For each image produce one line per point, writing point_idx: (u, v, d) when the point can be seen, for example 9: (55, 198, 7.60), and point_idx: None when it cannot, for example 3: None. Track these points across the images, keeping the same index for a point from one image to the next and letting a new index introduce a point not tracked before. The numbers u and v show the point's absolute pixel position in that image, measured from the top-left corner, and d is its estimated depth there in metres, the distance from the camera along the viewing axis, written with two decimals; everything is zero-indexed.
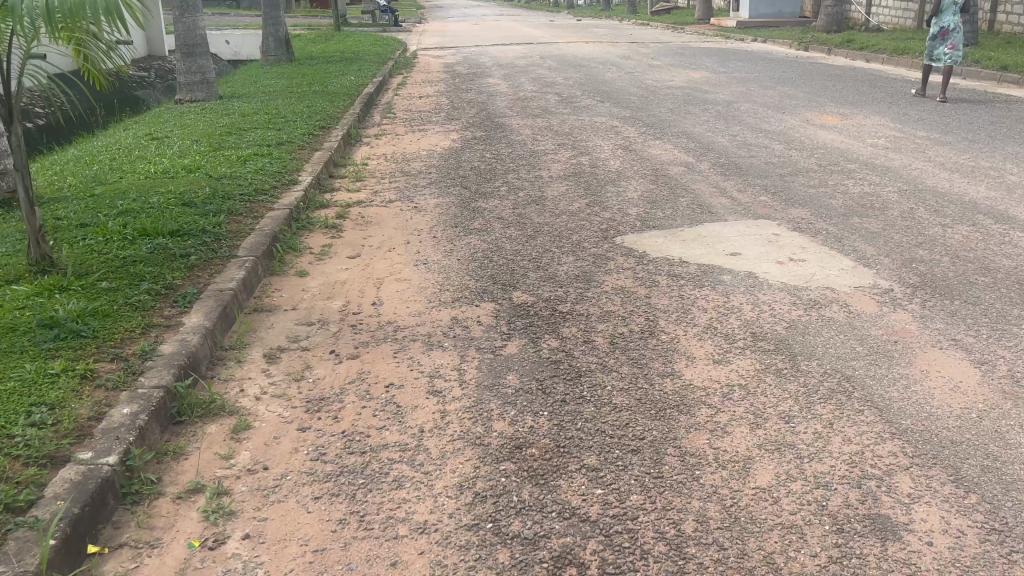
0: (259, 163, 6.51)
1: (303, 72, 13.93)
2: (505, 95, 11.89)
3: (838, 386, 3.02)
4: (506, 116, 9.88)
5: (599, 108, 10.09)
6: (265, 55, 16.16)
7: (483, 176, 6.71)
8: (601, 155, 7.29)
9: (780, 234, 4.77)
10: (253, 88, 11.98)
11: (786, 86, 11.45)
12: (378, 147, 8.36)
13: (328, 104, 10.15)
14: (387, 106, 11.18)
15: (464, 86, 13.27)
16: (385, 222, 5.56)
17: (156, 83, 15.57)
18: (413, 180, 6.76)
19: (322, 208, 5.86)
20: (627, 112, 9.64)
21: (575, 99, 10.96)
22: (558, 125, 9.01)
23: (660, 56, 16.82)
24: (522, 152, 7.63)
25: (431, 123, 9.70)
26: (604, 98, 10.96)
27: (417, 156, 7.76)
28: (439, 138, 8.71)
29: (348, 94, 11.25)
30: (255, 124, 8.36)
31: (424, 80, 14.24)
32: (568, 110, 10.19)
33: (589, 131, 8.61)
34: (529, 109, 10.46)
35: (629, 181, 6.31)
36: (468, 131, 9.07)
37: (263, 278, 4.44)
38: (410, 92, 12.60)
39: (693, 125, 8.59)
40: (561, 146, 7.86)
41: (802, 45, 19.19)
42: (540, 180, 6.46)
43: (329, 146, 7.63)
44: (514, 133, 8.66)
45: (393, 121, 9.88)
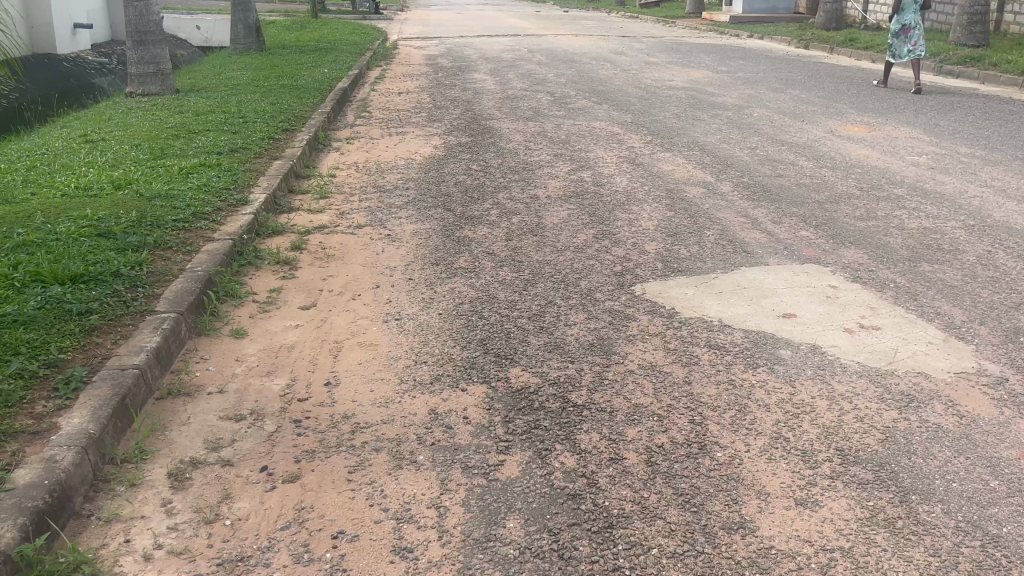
0: (204, 177, 5.52)
1: (273, 63, 12.87)
2: (492, 94, 10.90)
3: (986, 556, 2.10)
4: (494, 119, 8.91)
5: (597, 111, 9.15)
6: (235, 44, 15.07)
7: (469, 196, 5.75)
8: (604, 170, 6.36)
9: (837, 287, 3.86)
10: (216, 81, 10.94)
11: (799, 90, 10.53)
12: (350, 153, 7.37)
13: (296, 102, 9.13)
14: (363, 104, 10.17)
15: (448, 82, 12.25)
16: (350, 257, 4.58)
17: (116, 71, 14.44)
18: (387, 198, 5.78)
19: (275, 236, 4.88)
20: (628, 117, 8.70)
21: (569, 100, 10.01)
22: (553, 131, 8.06)
23: (656, 52, 15.88)
24: (513, 165, 6.67)
25: (411, 125, 8.72)
26: (602, 99, 10.02)
27: (393, 167, 6.78)
28: (420, 144, 7.72)
29: (318, 91, 10.22)
30: (209, 125, 7.35)
31: (404, 74, 13.21)
32: (562, 112, 9.24)
33: (589, 139, 7.67)
34: (519, 110, 9.50)
35: (640, 205, 5.38)
36: (452, 136, 8.09)
37: (187, 340, 3.47)
38: (388, 88, 11.57)
39: (704, 134, 7.67)
40: (558, 157, 6.91)
41: (802, 42, 18.30)
42: (536, 204, 5.51)
43: (291, 154, 6.63)
44: (503, 141, 7.70)
45: (368, 122, 8.87)
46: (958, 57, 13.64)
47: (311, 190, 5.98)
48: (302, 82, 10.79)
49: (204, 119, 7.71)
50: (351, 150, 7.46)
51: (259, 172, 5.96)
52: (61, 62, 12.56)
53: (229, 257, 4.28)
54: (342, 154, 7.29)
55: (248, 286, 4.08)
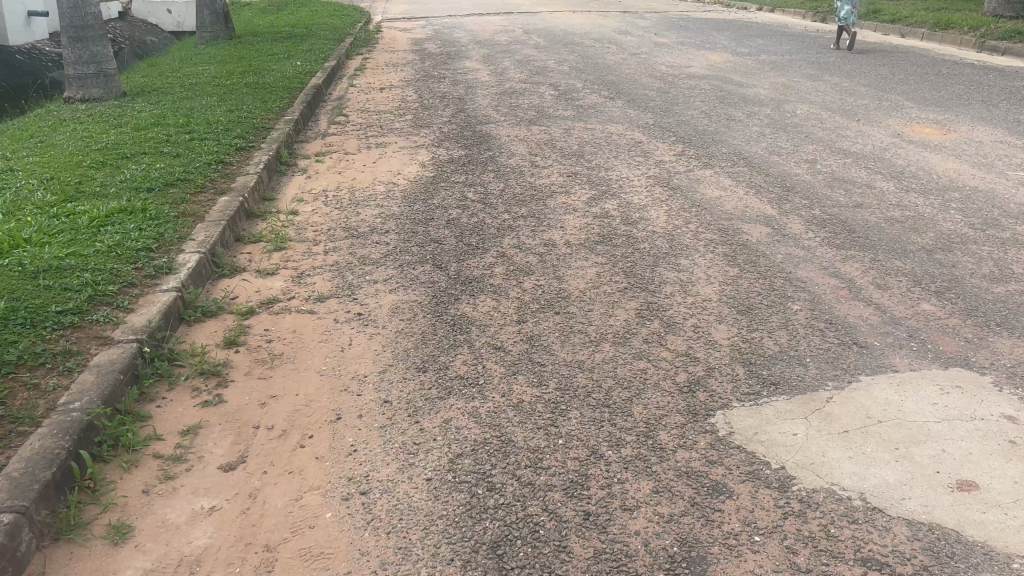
0: (120, 231, 4.24)
1: (241, 55, 11.50)
2: (486, 88, 9.58)
3: None
4: (491, 122, 7.61)
5: (611, 110, 7.88)
6: (201, 32, 13.67)
7: (466, 243, 4.48)
8: (634, 199, 5.10)
9: (1015, 419, 2.62)
10: (172, 79, 9.61)
11: (837, 77, 9.23)
12: (320, 175, 6.09)
13: (259, 107, 7.80)
14: (339, 103, 8.86)
15: (436, 72, 10.91)
16: (305, 356, 3.31)
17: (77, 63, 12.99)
18: (362, 248, 4.52)
19: (206, 321, 3.62)
20: (649, 118, 7.43)
21: (576, 95, 8.73)
22: (562, 140, 6.79)
23: (664, 31, 14.52)
24: (520, 192, 5.40)
25: (394, 132, 7.42)
26: (614, 93, 8.73)
27: (372, 196, 5.50)
28: (405, 160, 6.43)
29: (286, 90, 8.88)
30: (146, 145, 6.04)
31: (388, 64, 11.85)
32: (571, 111, 7.96)
33: (608, 150, 6.39)
34: (520, 109, 8.22)
35: (690, 257, 4.12)
36: (444, 147, 6.80)
37: (33, 555, 2.21)
38: (369, 82, 10.21)
39: (745, 141, 6.40)
40: (572, 179, 5.65)
41: (819, 14, 16.91)
42: (554, 256, 4.26)
43: (244, 184, 5.34)
44: (504, 155, 6.42)
45: (344, 129, 7.56)
46: (1002, 31, 12.33)
47: (265, 238, 4.70)
48: (269, 80, 9.45)
49: (142, 136, 6.40)
50: (320, 171, 6.17)
51: (197, 217, 4.68)
52: (13, 52, 10.99)
53: (131, 374, 3.02)
54: (308, 178, 5.99)
55: (152, 424, 2.82)
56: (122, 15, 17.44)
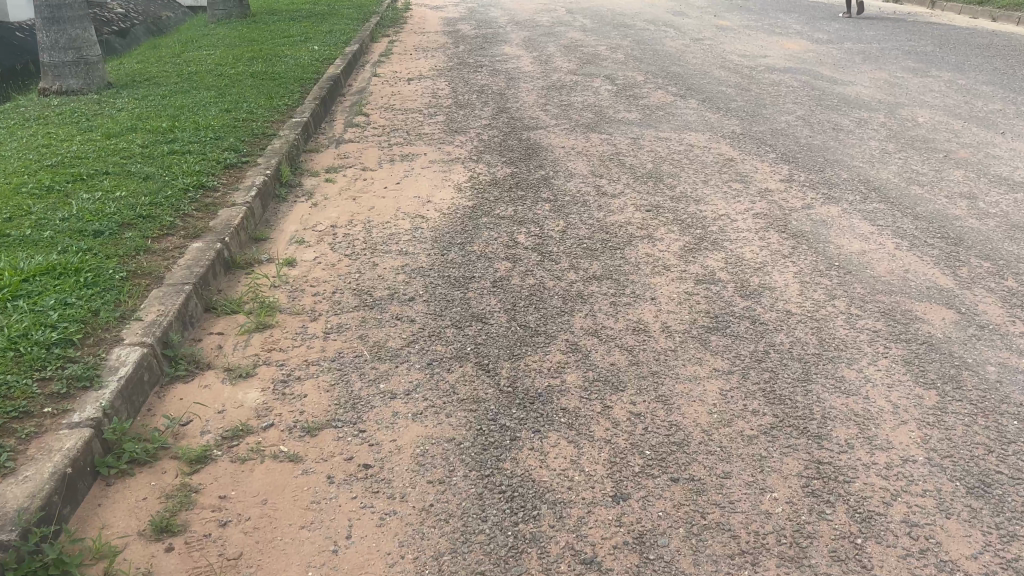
0: (35, 307, 3.01)
1: (252, 39, 10.26)
2: (531, 80, 8.26)
3: None
4: (540, 127, 6.30)
5: (685, 112, 6.54)
6: (213, 10, 12.42)
7: (523, 326, 3.20)
8: (744, 253, 3.78)
9: None
10: (169, 68, 8.39)
11: (947, 71, 7.80)
12: (329, 201, 4.83)
13: (262, 106, 6.54)
14: (358, 99, 7.60)
15: (471, 59, 9.60)
16: (275, 565, 2.05)
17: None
18: (377, 330, 3.25)
19: (133, 478, 2.37)
20: (734, 124, 6.09)
21: (639, 91, 7.40)
22: (631, 156, 5.48)
23: (724, 12, 13.08)
24: (587, 237, 4.11)
25: (423, 141, 6.14)
26: (683, 89, 7.39)
27: (393, 240, 4.24)
28: (437, 182, 5.16)
29: (297, 82, 7.63)
30: (110, 161, 4.81)
31: (417, 49, 10.54)
32: (635, 112, 6.63)
33: (692, 171, 5.08)
34: (574, 108, 6.91)
35: (852, 366, 2.81)
36: (485, 162, 5.52)
37: None
38: (394, 72, 8.93)
39: (866, 162, 5.05)
40: (653, 217, 4.35)
41: None
42: (651, 352, 2.96)
43: (226, 222, 4.09)
44: (560, 177, 5.12)
45: (363, 135, 6.30)
46: None
47: (244, 310, 3.45)
48: (279, 70, 8.18)
49: (111, 146, 5.17)
50: (328, 197, 4.91)
51: (152, 277, 3.44)
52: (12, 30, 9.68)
53: None
54: (312, 207, 4.73)
55: None
56: None
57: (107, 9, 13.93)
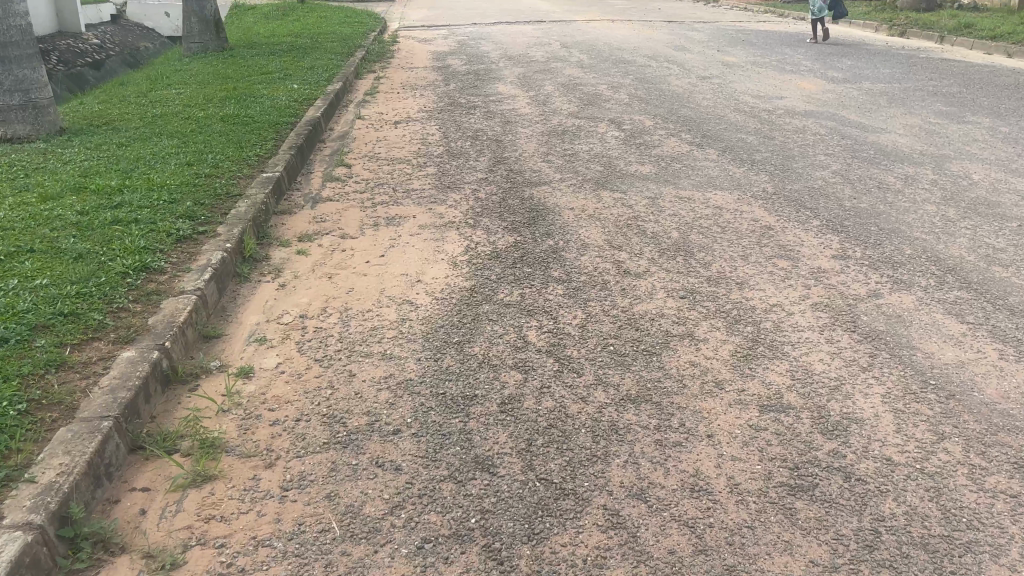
0: None
1: (229, 76, 9.55)
2: (531, 123, 7.57)
3: None
4: (545, 183, 5.58)
5: (705, 164, 5.85)
6: (188, 43, 11.75)
7: (543, 480, 2.44)
8: (810, 365, 3.05)
9: None
10: (132, 109, 7.65)
11: (985, 117, 7.16)
12: (300, 281, 4.06)
13: (230, 157, 5.80)
14: (340, 147, 6.88)
15: (464, 99, 8.94)
16: None
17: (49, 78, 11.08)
18: (351, 484, 2.48)
19: None
20: (763, 181, 5.40)
21: (650, 138, 6.72)
22: (651, 222, 4.76)
23: (726, 47, 12.52)
24: (612, 334, 3.36)
25: (411, 199, 5.40)
26: (699, 136, 6.72)
27: (374, 335, 3.47)
28: (428, 254, 4.41)
29: (272, 127, 6.90)
30: (38, 233, 4.04)
31: (405, 87, 9.88)
32: (649, 165, 5.94)
33: (725, 241, 4.36)
34: (581, 159, 6.21)
35: (1000, 561, 2.06)
36: (484, 228, 4.78)
37: None
38: (381, 114, 8.23)
39: (929, 232, 4.34)
40: (690, 304, 3.61)
41: (898, 28, 15.03)
42: (721, 530, 2.21)
43: (169, 318, 3.32)
44: (572, 248, 4.38)
45: (343, 193, 5.55)
46: None
47: (180, 448, 2.68)
48: (253, 112, 7.46)
49: (45, 210, 4.41)
50: (299, 275, 4.15)
51: (62, 408, 2.67)
52: None
53: None
54: (280, 289, 3.97)
55: None
56: (111, 20, 15.66)
57: (80, 40, 13.28)
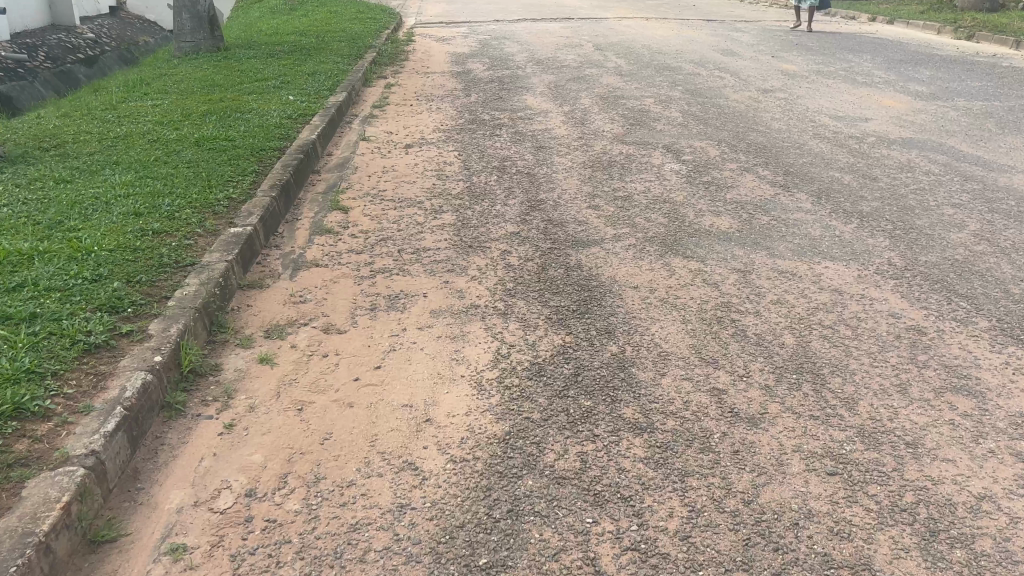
0: None
1: (218, 84, 8.34)
2: (570, 149, 6.31)
3: None
4: (596, 245, 4.33)
5: (799, 220, 4.58)
6: (179, 42, 10.55)
7: None
8: None
9: None
10: (95, 126, 6.44)
11: None
12: (254, 419, 2.81)
13: (193, 203, 4.57)
14: (339, 182, 5.65)
15: (488, 115, 7.69)
16: None
17: (29, 76, 9.87)
18: None
19: None
20: (886, 250, 4.12)
21: (720, 177, 5.45)
22: (750, 313, 3.49)
23: (781, 52, 11.19)
24: (739, 559, 2.10)
25: (423, 266, 4.15)
26: (782, 174, 5.45)
27: (356, 541, 2.22)
28: (443, 363, 3.14)
29: (256, 156, 5.67)
30: None
31: (419, 98, 8.64)
32: (726, 218, 4.67)
33: (863, 356, 3.10)
34: (637, 206, 4.95)
35: None
36: (520, 317, 3.52)
37: None
38: (390, 135, 7.01)
39: None
40: (846, 493, 2.35)
41: (964, 32, 13.60)
42: None
43: (25, 522, 2.07)
44: (645, 359, 3.12)
45: (334, 254, 4.31)
46: None
47: None
48: (236, 135, 6.23)
49: None
50: (256, 403, 2.89)
51: None
52: None
53: None
54: (223, 435, 2.71)
55: None
56: (110, 12, 14.43)
57: (72, 33, 12.08)
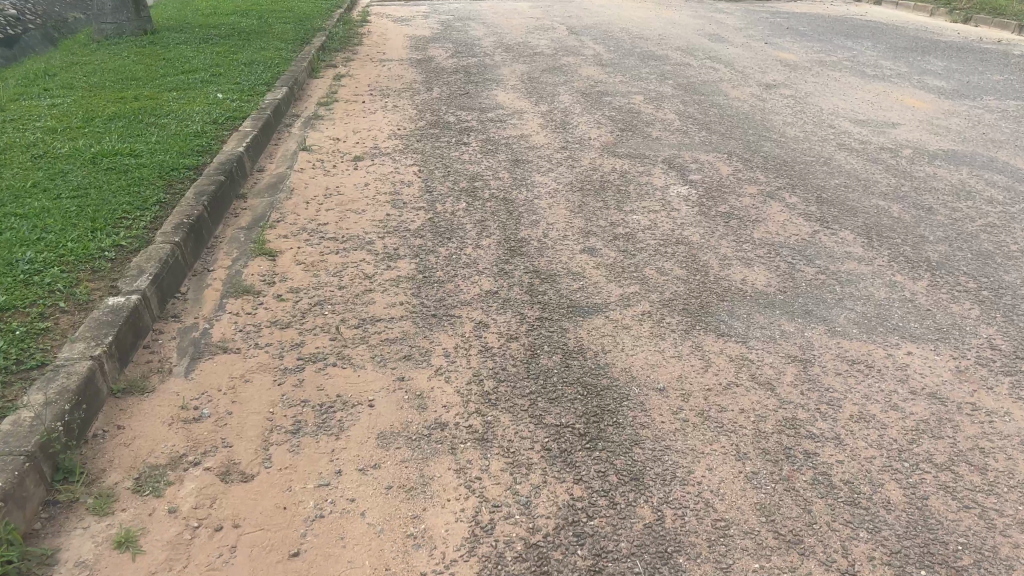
0: None
1: (135, 78, 7.13)
2: (553, 166, 5.27)
3: None
4: (600, 315, 3.30)
5: (854, 274, 3.60)
6: (100, 24, 9.27)
7: None
8: None
9: None
10: None
11: None
12: None
13: (65, 259, 3.46)
14: (268, 213, 4.56)
15: (452, 116, 6.60)
16: None
17: None
18: None
19: None
20: (980, 323, 3.15)
21: (740, 207, 4.45)
22: (829, 439, 2.50)
23: (773, 38, 10.21)
24: None
25: (370, 349, 3.09)
26: (815, 205, 4.46)
27: None
28: (393, 546, 2.10)
29: (163, 183, 4.55)
30: None
31: (373, 92, 7.51)
32: (760, 270, 3.67)
33: (1009, 529, 2.13)
34: (644, 251, 3.93)
35: None
36: (508, 446, 2.49)
37: None
38: (337, 144, 5.90)
39: None
40: None
41: (960, 14, 12.73)
42: None
43: None
44: (695, 535, 2.12)
45: (251, 331, 3.23)
46: None
47: None
48: (144, 149, 5.08)
49: None
50: None
51: None
52: None
53: None
54: None
55: None
56: None
57: None
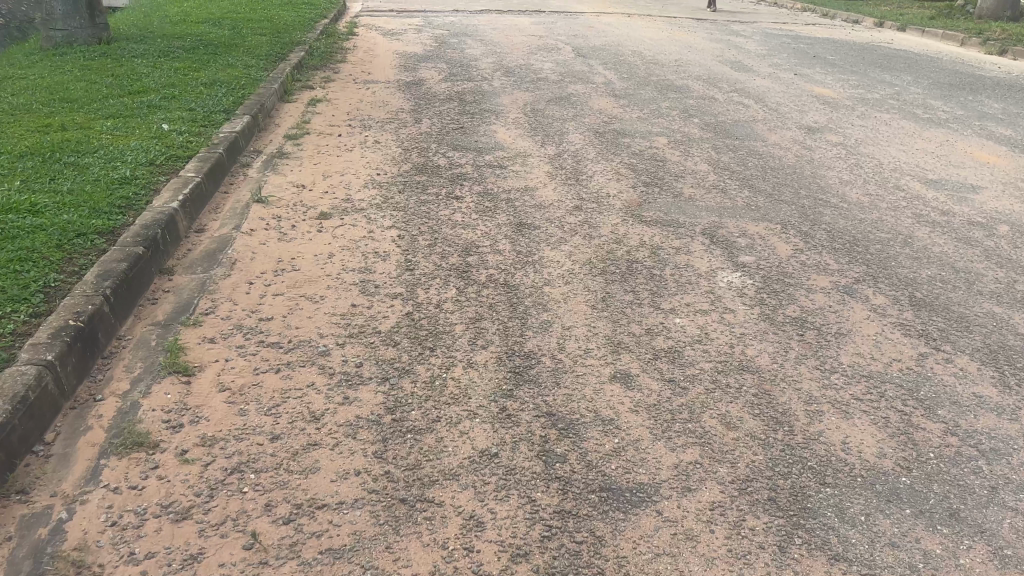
0: None
1: (70, 99, 6.06)
2: (565, 235, 4.22)
3: None
4: (648, 506, 2.25)
5: (1000, 439, 2.55)
6: (49, 30, 8.22)
7: None
8: None
9: None
10: None
11: None
12: None
13: None
14: (195, 300, 3.48)
15: (442, 157, 5.54)
16: None
17: None
18: None
19: None
20: None
21: (813, 310, 3.40)
22: None
23: (801, 69, 9.21)
24: None
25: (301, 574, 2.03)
26: (909, 309, 3.42)
27: None
28: None
29: (58, 256, 3.48)
30: None
31: (351, 122, 6.45)
32: (863, 424, 2.62)
33: None
34: (694, 381, 2.88)
35: None
36: None
37: None
38: (301, 193, 4.83)
39: None
40: None
41: (995, 47, 11.78)
42: None
43: None
44: None
45: (127, 530, 2.17)
46: None
47: None
48: (48, 202, 4.02)
49: None
50: None
51: None
52: None
53: None
54: None
55: None
56: None
57: None
